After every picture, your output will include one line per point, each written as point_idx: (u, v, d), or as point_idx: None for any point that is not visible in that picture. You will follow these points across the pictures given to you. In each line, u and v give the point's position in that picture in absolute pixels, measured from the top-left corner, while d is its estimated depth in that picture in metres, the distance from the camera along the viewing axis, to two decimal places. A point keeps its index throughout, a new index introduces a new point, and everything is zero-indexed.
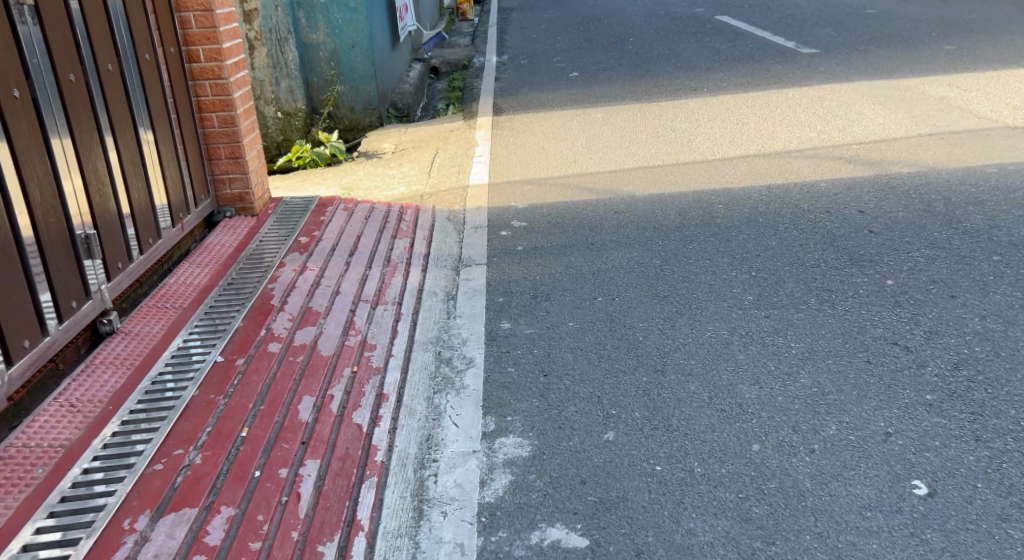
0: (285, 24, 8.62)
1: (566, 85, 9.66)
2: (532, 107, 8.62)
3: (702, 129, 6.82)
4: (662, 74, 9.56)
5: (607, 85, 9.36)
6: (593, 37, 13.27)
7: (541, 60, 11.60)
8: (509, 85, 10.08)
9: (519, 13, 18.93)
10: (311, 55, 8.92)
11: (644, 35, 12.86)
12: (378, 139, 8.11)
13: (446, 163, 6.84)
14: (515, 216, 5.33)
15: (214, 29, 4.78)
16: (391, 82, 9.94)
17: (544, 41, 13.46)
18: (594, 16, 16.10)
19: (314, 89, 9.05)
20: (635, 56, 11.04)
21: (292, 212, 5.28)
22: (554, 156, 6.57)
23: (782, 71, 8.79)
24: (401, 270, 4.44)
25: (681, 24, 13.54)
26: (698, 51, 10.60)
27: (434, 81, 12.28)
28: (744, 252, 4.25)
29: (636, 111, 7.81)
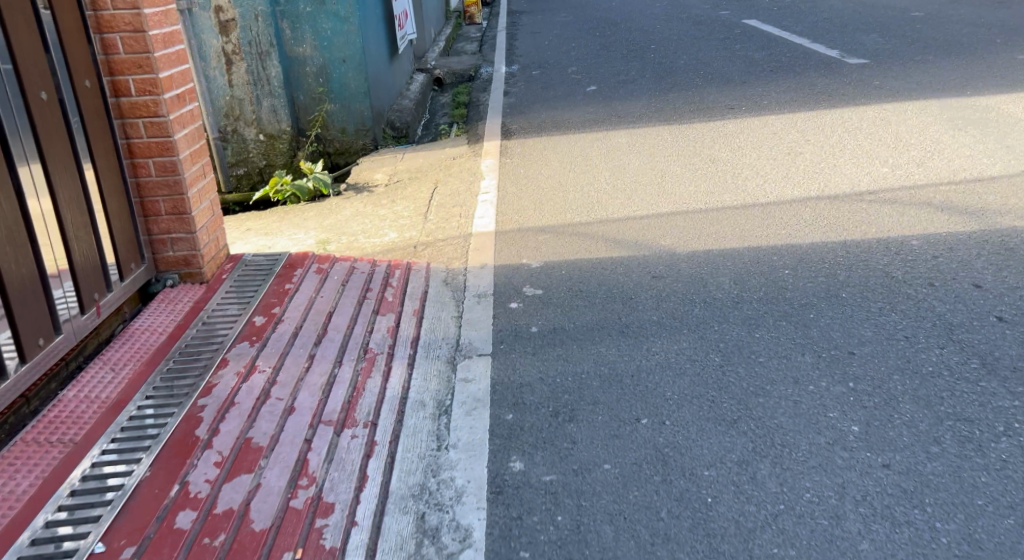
0: (267, 36, 7.63)
1: (584, 101, 8.64)
2: (546, 129, 7.60)
3: (747, 162, 5.82)
4: (692, 88, 8.53)
5: (630, 101, 8.34)
6: (611, 44, 12.24)
7: (554, 71, 10.58)
8: (519, 101, 9.07)
9: (530, 16, 17.92)
10: (297, 71, 7.94)
11: (667, 42, 11.84)
12: (371, 168, 7.11)
13: (446, 203, 5.83)
14: (528, 279, 4.33)
15: (146, 55, 3.77)
16: (388, 99, 8.94)
17: (557, 49, 12.44)
18: (611, 20, 15.04)
19: (300, 109, 8.07)
20: (659, 66, 10.01)
21: (252, 277, 4.28)
22: (573, 197, 5.57)
23: (830, 86, 7.74)
24: (380, 367, 3.43)
25: (707, 29, 12.51)
26: (730, 62, 9.58)
27: (437, 94, 11.28)
28: (829, 347, 3.24)
29: (666, 137, 6.82)
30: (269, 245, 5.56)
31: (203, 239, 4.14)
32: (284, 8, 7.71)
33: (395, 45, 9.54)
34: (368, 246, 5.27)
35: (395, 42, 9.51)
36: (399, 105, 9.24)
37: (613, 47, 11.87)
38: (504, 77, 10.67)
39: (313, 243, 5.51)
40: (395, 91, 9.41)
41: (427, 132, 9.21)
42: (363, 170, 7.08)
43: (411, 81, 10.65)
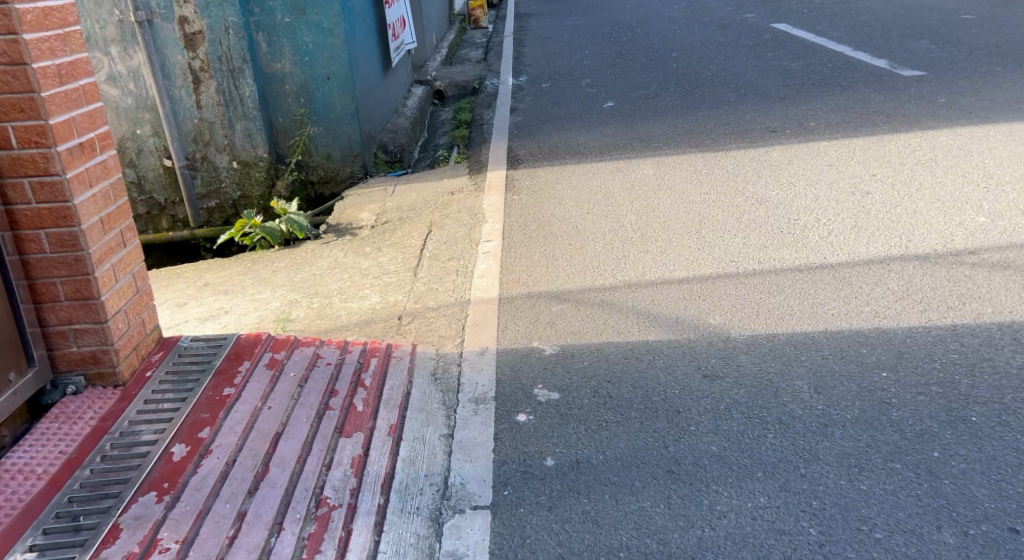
0: (240, 51, 6.67)
1: (601, 120, 7.68)
2: (560, 156, 6.62)
3: (803, 206, 4.87)
4: (724, 106, 7.55)
5: (654, 122, 7.37)
6: (627, 52, 11.27)
7: (565, 83, 9.60)
8: (528, 120, 8.11)
9: (538, 19, 16.98)
10: (275, 89, 6.98)
11: (689, 49, 10.89)
12: (357, 203, 6.17)
13: (440, 254, 4.88)
14: (541, 374, 3.36)
15: (32, 95, 2.82)
16: (380, 120, 7.96)
17: (568, 58, 11.47)
18: (625, 25, 14.06)
19: (279, 133, 7.11)
20: (683, 79, 9.04)
21: (186, 372, 3.30)
22: (594, 250, 4.62)
23: (885, 106, 6.77)
24: (334, 534, 2.46)
25: (733, 35, 11.55)
26: (765, 75, 8.64)
27: (437, 109, 10.32)
28: (976, 518, 2.30)
29: (700, 170, 5.86)
30: (225, 308, 4.60)
31: (119, 326, 3.16)
32: (259, 19, 6.75)
33: (390, 58, 8.58)
34: (344, 314, 4.31)
35: (390, 54, 8.57)
36: (393, 126, 8.29)
37: (629, 56, 10.90)
38: (511, 91, 9.70)
39: (279, 307, 4.54)
40: (388, 113, 8.45)
41: (424, 156, 8.25)
42: (347, 206, 6.14)
43: (409, 97, 9.69)
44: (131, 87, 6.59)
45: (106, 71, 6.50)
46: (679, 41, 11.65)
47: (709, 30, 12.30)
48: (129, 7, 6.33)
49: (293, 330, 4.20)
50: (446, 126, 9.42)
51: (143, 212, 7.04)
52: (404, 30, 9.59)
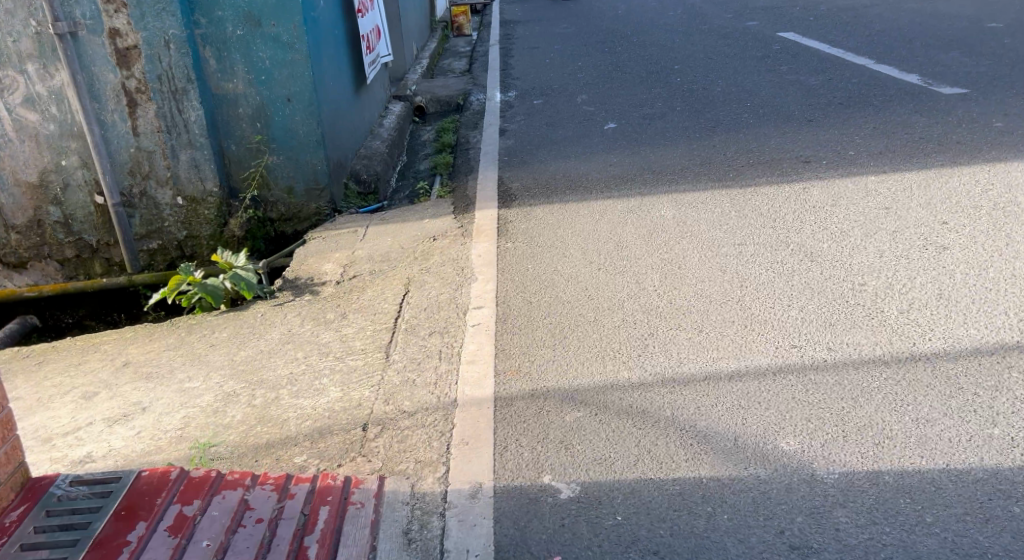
0: (183, 68, 5.69)
1: (603, 145, 6.76)
2: (560, 193, 5.71)
3: (866, 265, 3.97)
4: (744, 130, 6.65)
5: (665, 148, 6.46)
6: (625, 64, 10.36)
7: (559, 100, 8.68)
8: (519, 145, 7.18)
9: (525, 27, 16.08)
10: (226, 112, 5.99)
11: (693, 60, 10.00)
12: (322, 250, 5.21)
13: (420, 325, 3.93)
14: (557, 537, 2.44)
15: None
16: (350, 145, 6.99)
17: (561, 70, 10.54)
18: (619, 34, 13.16)
19: (232, 163, 6.12)
20: (691, 96, 8.14)
21: (56, 540, 2.35)
22: (613, 325, 3.69)
23: (933, 131, 5.90)
24: None
25: (738, 45, 10.69)
26: (784, 93, 7.76)
27: (417, 129, 9.37)
28: None
29: (728, 213, 4.96)
30: (143, 404, 3.58)
31: None
32: (206, 31, 5.77)
33: (364, 74, 7.62)
34: (293, 416, 3.33)
35: (363, 70, 7.60)
36: (367, 152, 7.32)
37: (628, 68, 9.99)
38: (499, 109, 8.76)
39: (210, 400, 3.54)
40: (361, 136, 7.48)
41: (402, 187, 7.29)
42: (311, 254, 5.18)
43: (385, 117, 8.73)
44: (53, 110, 5.58)
45: (22, 92, 5.51)
46: (680, 52, 10.76)
47: (711, 40, 11.43)
48: (47, 17, 5.34)
49: (223, 441, 3.21)
50: (427, 148, 8.45)
51: (72, 256, 6.04)
52: (380, 42, 8.63)
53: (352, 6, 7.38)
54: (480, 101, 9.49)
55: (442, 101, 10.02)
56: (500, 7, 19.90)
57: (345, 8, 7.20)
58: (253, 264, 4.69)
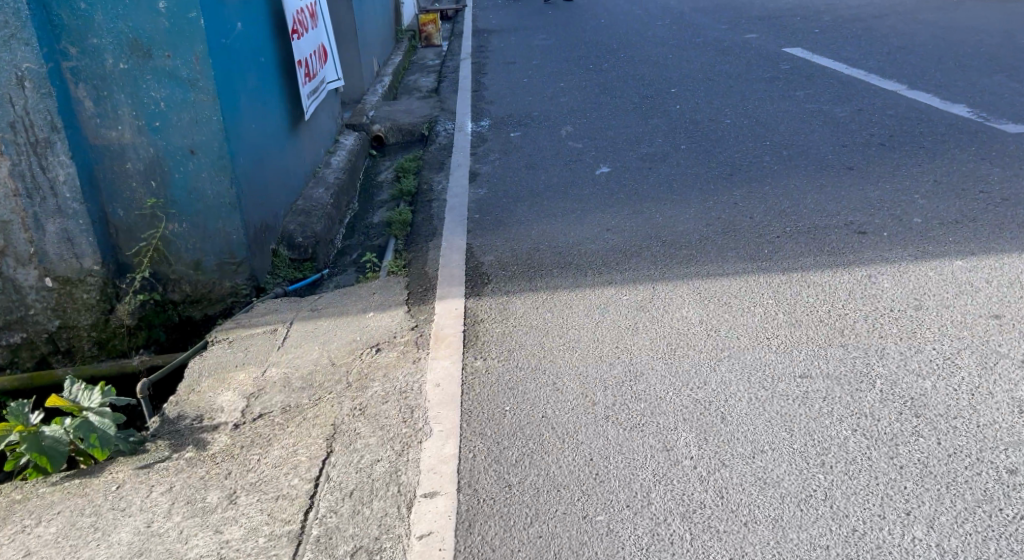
0: (46, 113, 4.36)
1: (596, 202, 5.47)
2: (544, 277, 4.41)
3: (1007, 429, 2.68)
4: (769, 181, 5.38)
5: (673, 208, 5.17)
6: (613, 87, 9.09)
7: (540, 136, 7.40)
8: (490, 197, 5.88)
9: (500, 37, 14.82)
10: (109, 168, 4.66)
11: (692, 82, 8.76)
12: (226, 365, 3.89)
13: (340, 527, 2.62)
14: None
15: None
16: (281, 199, 5.65)
17: (540, 94, 9.26)
18: (603, 48, 11.88)
19: (120, 231, 4.77)
20: (696, 133, 6.88)
21: None
22: (638, 544, 2.41)
23: (1016, 189, 4.65)
24: None
25: (741, 63, 9.46)
26: (808, 127, 6.53)
27: (375, 163, 8.05)
28: None
29: (772, 312, 3.64)
30: None
31: None
32: (78, 63, 4.44)
33: (302, 108, 6.29)
34: None
35: (301, 103, 6.26)
36: (305, 206, 5.97)
37: (616, 93, 8.72)
38: (469, 145, 7.44)
39: None
40: (298, 184, 6.14)
41: (348, 248, 5.94)
42: (211, 372, 3.86)
43: (333, 153, 7.38)
44: None
45: None
46: (674, 72, 9.50)
47: (708, 56, 10.17)
48: None
49: None
50: (384, 192, 7.11)
51: None
52: (325, 65, 7.28)
53: (284, 27, 6.04)
54: (448, 133, 8.17)
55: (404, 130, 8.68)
56: (473, 13, 18.57)
57: (275, 29, 5.88)
58: (103, 394, 3.35)
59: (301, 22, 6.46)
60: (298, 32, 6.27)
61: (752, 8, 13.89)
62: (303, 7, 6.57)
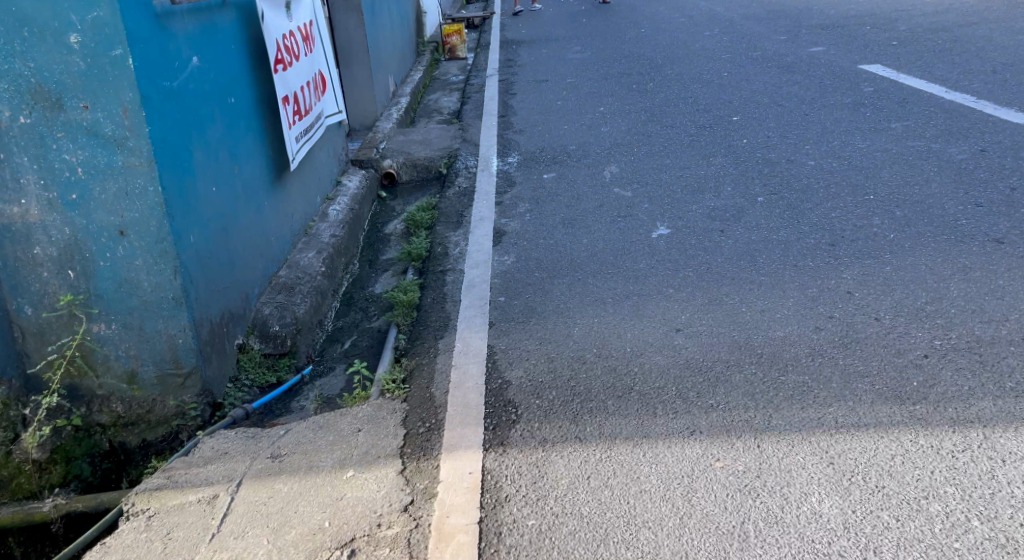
0: None
1: (657, 286, 4.24)
2: (595, 412, 3.16)
3: None
4: (887, 264, 4.13)
5: (763, 301, 3.92)
6: (662, 115, 7.84)
7: (579, 181, 6.18)
8: (519, 272, 4.66)
9: (530, 48, 13.62)
10: (11, 253, 3.44)
11: (759, 112, 7.51)
12: None
13: None
14: None
15: None
16: (253, 278, 4.36)
17: (577, 122, 8.05)
18: (646, 63, 10.64)
19: (28, 335, 3.55)
20: (773, 181, 5.64)
21: None
22: None
23: None
24: None
25: (813, 86, 8.19)
26: (920, 179, 5.26)
27: (383, 207, 6.85)
28: None
29: (960, 517, 2.44)
30: None
31: None
32: None
33: (289, 154, 5.02)
34: None
35: (288, 148, 4.99)
36: (289, 280, 4.68)
37: (667, 124, 7.49)
38: (493, 191, 6.24)
39: None
40: (280, 254, 4.85)
41: (341, 332, 4.67)
42: None
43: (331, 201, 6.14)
44: None
45: None
46: (731, 96, 8.25)
47: (771, 76, 8.91)
48: None
49: None
50: (390, 249, 5.89)
51: None
52: (321, 96, 6.06)
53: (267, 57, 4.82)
54: (469, 171, 6.98)
55: (419, 166, 7.52)
56: (500, 21, 17.41)
57: (256, 58, 4.65)
58: None
59: (292, 49, 5.24)
60: (285, 63, 5.06)
61: (810, 17, 12.60)
62: (294, 29, 5.35)
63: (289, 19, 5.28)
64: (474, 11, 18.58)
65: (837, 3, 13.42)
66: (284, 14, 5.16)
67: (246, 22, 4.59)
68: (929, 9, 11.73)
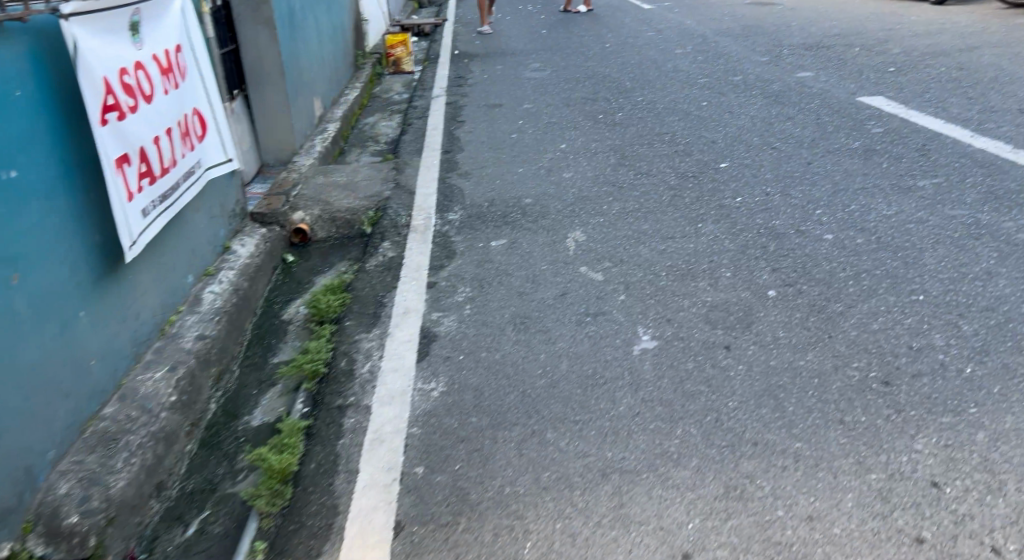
0: None
1: (645, 456, 2.95)
2: None
3: None
4: (978, 428, 2.86)
5: (807, 496, 2.64)
6: (634, 162, 6.56)
7: (534, 258, 4.88)
8: (447, 417, 3.36)
9: (484, 63, 12.30)
10: None
11: (751, 155, 6.26)
12: None
13: None
14: None
15: None
16: (46, 440, 3.10)
17: (533, 168, 6.75)
18: (613, 88, 9.35)
19: None
20: (785, 263, 4.35)
21: None
22: None
23: None
24: None
25: (810, 120, 6.95)
26: (981, 270, 4.01)
27: (286, 278, 5.54)
28: None
29: None
30: None
31: None
32: None
33: (125, 240, 3.77)
34: None
35: (122, 231, 3.75)
36: (112, 427, 3.42)
37: (641, 173, 6.21)
38: (424, 268, 4.95)
39: None
40: (103, 385, 3.59)
41: (188, 504, 3.38)
42: None
43: (204, 286, 4.82)
44: None
45: None
46: (714, 134, 6.98)
47: (758, 110, 7.66)
48: None
49: None
50: (284, 352, 4.56)
51: None
52: (198, 142, 4.82)
53: (89, 110, 3.58)
54: (396, 232, 5.66)
55: (337, 222, 6.18)
56: (453, 31, 16.04)
57: (59, 111, 3.46)
58: None
59: (138, 88, 4.04)
60: (122, 108, 3.85)
61: (790, 34, 11.41)
62: (142, 61, 4.15)
63: (134, 47, 4.09)
64: (425, 17, 17.15)
65: (819, 19, 12.22)
66: (123, 41, 3.97)
67: (46, 70, 3.43)
68: (923, 28, 10.60)
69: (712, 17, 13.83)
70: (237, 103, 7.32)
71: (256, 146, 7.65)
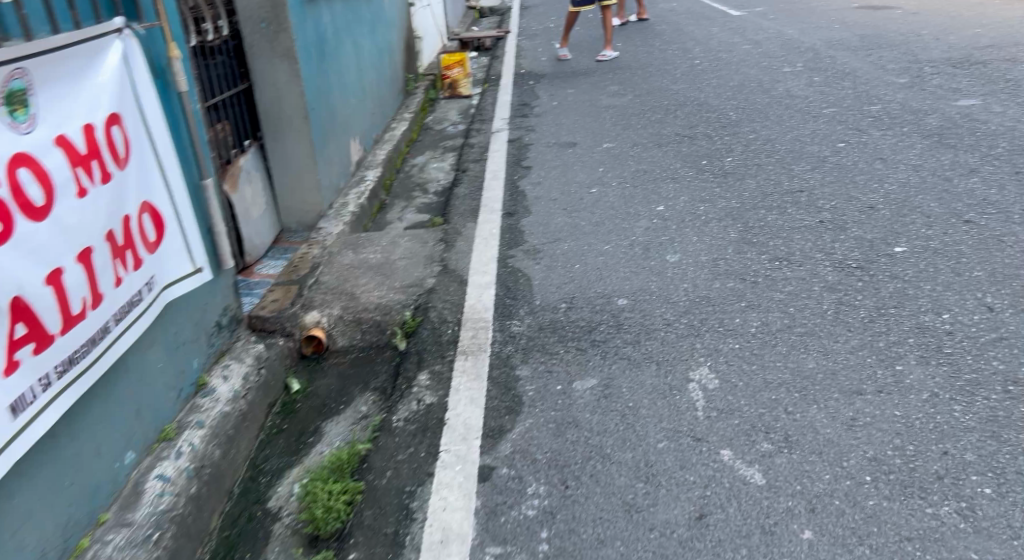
0: None
1: None
2: None
3: None
4: None
5: None
6: (766, 239, 4.90)
7: (642, 421, 3.21)
8: None
9: (554, 84, 10.74)
10: None
11: (935, 232, 4.60)
12: None
13: None
14: None
15: None
16: None
17: (626, 246, 5.11)
18: (715, 124, 7.69)
19: None
20: None
21: None
22: None
23: None
24: None
25: (1005, 178, 5.26)
26: None
27: (287, 425, 3.84)
28: None
29: None
30: None
31: None
32: None
33: None
34: None
35: None
36: None
37: (781, 263, 4.54)
38: (475, 434, 3.27)
39: None
40: None
41: None
42: None
43: (151, 467, 3.12)
44: None
45: None
46: (868, 200, 5.29)
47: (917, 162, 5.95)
48: None
49: None
50: None
51: None
52: (156, 251, 3.19)
53: None
54: (438, 356, 4.00)
55: (364, 326, 4.54)
56: (516, 43, 14.50)
57: None
58: None
59: (10, 202, 2.43)
60: None
61: (923, 50, 9.68)
62: (31, 152, 2.54)
63: (12, 132, 2.48)
64: (485, 30, 15.62)
65: (950, 31, 10.48)
66: None
67: None
68: None
69: (818, 26, 12.09)
70: (249, 156, 5.70)
71: (273, 209, 6.05)
